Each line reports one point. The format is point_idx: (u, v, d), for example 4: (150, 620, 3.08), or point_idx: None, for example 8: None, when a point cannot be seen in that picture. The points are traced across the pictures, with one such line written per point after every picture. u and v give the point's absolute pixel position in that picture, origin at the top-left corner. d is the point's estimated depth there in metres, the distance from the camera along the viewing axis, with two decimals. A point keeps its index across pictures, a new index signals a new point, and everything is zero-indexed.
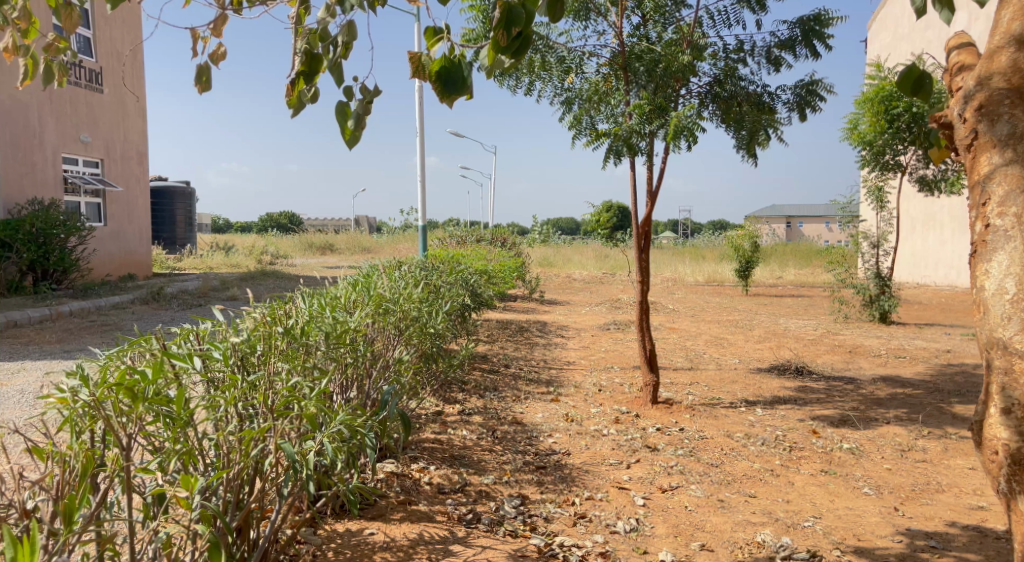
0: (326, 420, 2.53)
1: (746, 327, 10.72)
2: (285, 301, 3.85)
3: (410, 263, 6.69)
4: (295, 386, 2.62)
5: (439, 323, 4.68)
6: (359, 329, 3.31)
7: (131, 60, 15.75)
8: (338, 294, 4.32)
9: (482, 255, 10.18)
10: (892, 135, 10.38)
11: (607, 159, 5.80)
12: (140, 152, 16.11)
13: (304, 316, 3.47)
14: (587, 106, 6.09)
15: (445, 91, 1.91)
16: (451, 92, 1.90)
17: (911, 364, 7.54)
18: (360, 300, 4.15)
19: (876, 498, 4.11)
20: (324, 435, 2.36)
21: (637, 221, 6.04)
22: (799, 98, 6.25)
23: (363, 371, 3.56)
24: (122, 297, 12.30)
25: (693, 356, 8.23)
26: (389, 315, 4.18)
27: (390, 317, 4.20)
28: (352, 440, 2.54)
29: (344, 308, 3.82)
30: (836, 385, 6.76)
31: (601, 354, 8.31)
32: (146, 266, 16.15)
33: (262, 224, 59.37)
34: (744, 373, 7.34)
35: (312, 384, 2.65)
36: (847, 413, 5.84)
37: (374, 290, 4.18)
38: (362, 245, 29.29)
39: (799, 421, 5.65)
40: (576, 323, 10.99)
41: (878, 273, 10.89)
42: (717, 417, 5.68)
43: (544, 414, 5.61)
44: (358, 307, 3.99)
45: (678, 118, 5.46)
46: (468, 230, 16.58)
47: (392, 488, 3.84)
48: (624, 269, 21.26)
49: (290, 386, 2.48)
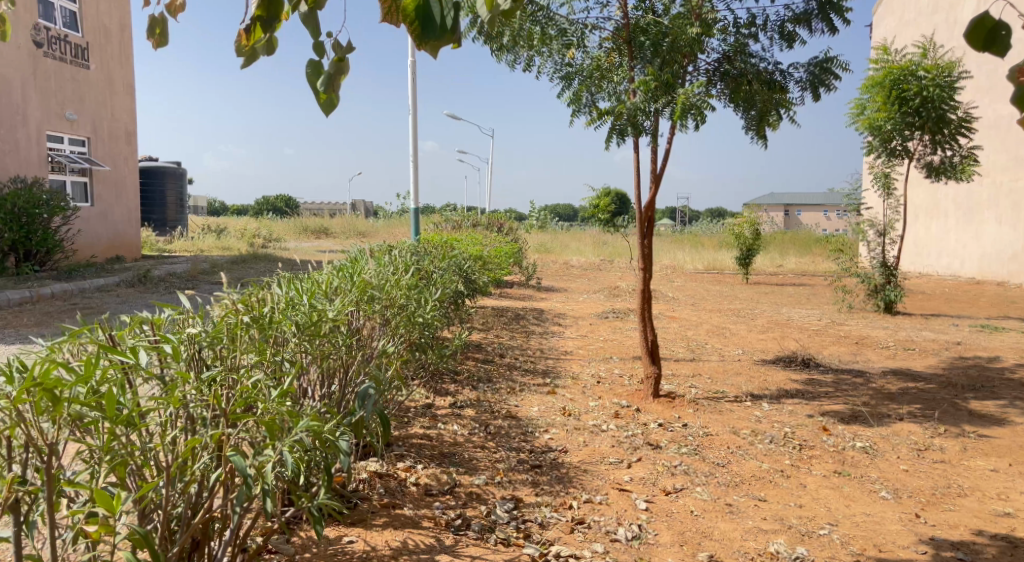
0: (290, 425, 2.20)
1: (748, 316, 10.45)
2: (259, 287, 3.54)
3: (402, 247, 6.37)
4: (258, 385, 2.30)
5: (428, 311, 4.34)
6: (341, 319, 3.03)
7: (119, 36, 15.37)
8: (319, 279, 4.00)
9: (478, 240, 9.88)
10: (902, 121, 10.06)
11: (609, 139, 5.50)
12: (129, 131, 15.75)
13: (279, 304, 3.17)
14: (587, 82, 5.78)
15: (421, 36, 1.55)
16: (431, 39, 1.54)
17: (922, 357, 7.26)
18: (344, 284, 3.86)
19: (894, 503, 3.83)
20: (283, 444, 2.03)
21: (640, 204, 5.72)
22: (812, 76, 5.92)
23: (341, 364, 3.23)
24: (107, 280, 11.96)
25: (695, 347, 7.94)
26: (373, 299, 3.90)
27: (377, 303, 3.91)
28: (319, 448, 2.21)
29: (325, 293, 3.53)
30: (844, 378, 6.48)
31: (599, 344, 8.05)
32: (135, 249, 15.82)
33: (257, 207, 59.08)
34: (749, 365, 7.06)
35: (277, 383, 2.33)
36: (858, 409, 5.57)
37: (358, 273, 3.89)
38: (357, 229, 28.95)
39: (807, 416, 5.39)
40: (574, 310, 10.71)
41: (883, 263, 10.62)
42: (722, 411, 5.41)
43: (540, 408, 5.32)
44: (340, 294, 3.68)
45: (685, 98, 5.14)
46: (464, 214, 16.23)
47: (375, 490, 3.56)
48: (622, 257, 20.97)
49: (250, 385, 2.17)
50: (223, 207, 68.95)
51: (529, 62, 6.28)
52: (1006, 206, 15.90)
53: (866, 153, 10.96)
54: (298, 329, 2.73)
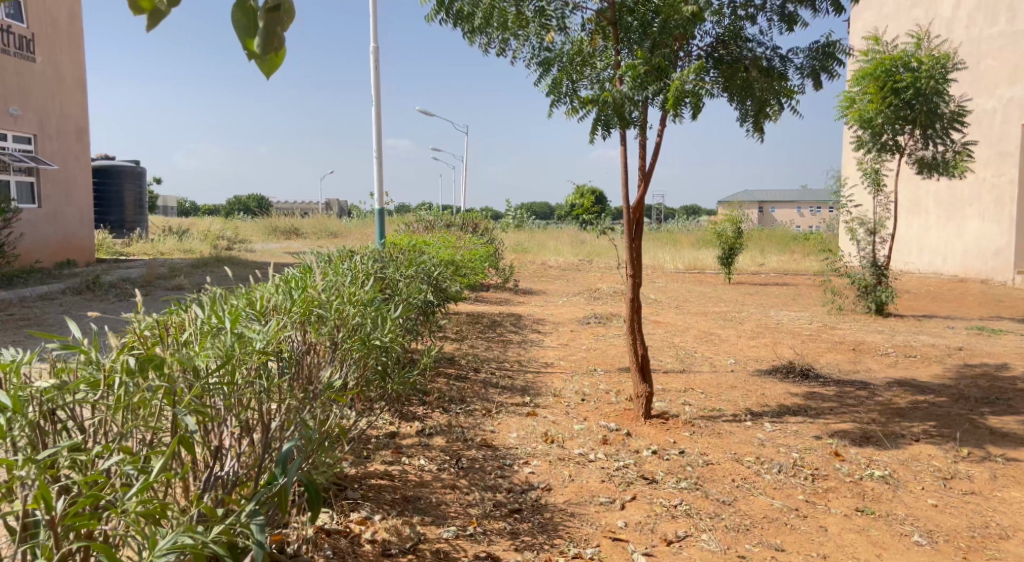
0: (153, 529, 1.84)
1: (736, 320, 9.97)
2: (181, 307, 3.00)
3: (364, 252, 5.74)
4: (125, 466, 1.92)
5: (386, 332, 3.74)
6: (265, 354, 2.50)
7: (68, 26, 14.51)
8: (256, 294, 3.40)
9: (450, 243, 9.26)
10: (893, 115, 9.66)
11: (594, 131, 4.96)
12: (79, 127, 14.90)
13: (200, 334, 2.65)
14: (568, 68, 5.20)
15: None
16: None
17: (926, 365, 6.79)
18: (284, 300, 3.26)
19: (931, 551, 3.30)
20: None
21: (628, 203, 5.15)
22: (814, 63, 5.39)
23: (283, 405, 2.69)
24: (52, 287, 11.15)
25: (684, 356, 7.40)
26: (317, 315, 3.33)
27: (324, 321, 3.33)
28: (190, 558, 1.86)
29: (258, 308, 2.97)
30: (848, 391, 5.97)
31: (582, 354, 7.49)
32: (87, 252, 14.98)
33: (229, 207, 58.10)
34: (743, 377, 6.53)
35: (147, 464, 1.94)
36: (869, 428, 5.05)
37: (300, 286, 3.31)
38: (328, 229, 28.11)
39: (814, 438, 4.86)
40: (554, 315, 10.14)
41: (873, 262, 10.19)
42: (721, 434, 4.86)
43: (519, 434, 4.74)
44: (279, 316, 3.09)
45: (679, 86, 4.59)
46: (438, 214, 15.57)
47: (321, 553, 2.93)
48: (601, 256, 20.44)
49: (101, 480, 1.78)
50: (192, 208, 67.37)
51: (504, 47, 5.70)
52: (989, 202, 15.64)
53: (854, 149, 10.55)
54: (206, 373, 2.19)
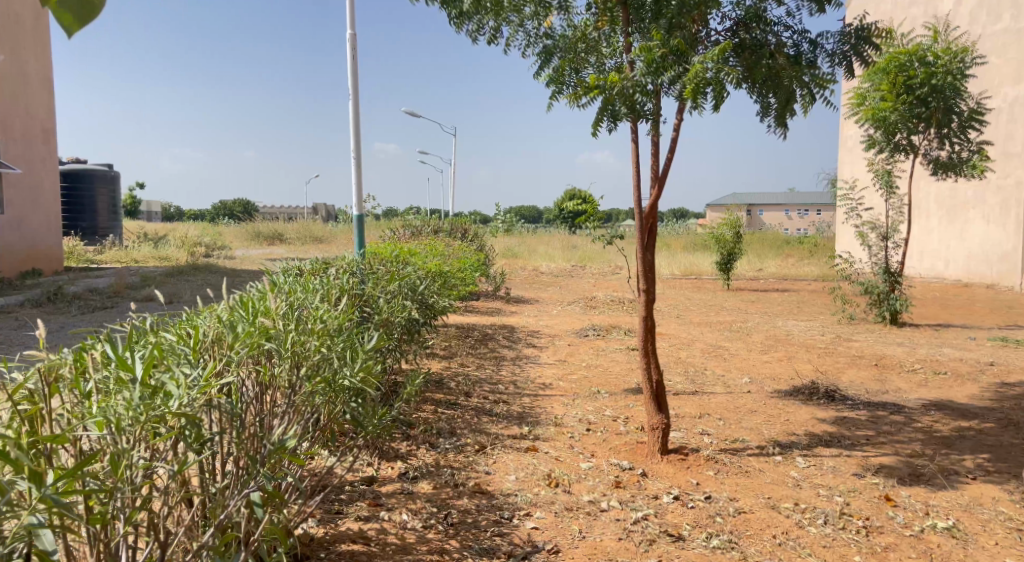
0: None
1: (744, 331, 9.36)
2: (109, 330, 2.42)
3: (341, 264, 5.06)
4: None
5: (356, 370, 2.98)
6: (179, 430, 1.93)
7: (33, 23, 13.77)
8: (205, 320, 2.75)
9: (437, 250, 8.59)
10: (907, 113, 9.12)
11: (599, 124, 4.34)
12: (46, 129, 14.15)
13: (111, 384, 2.07)
14: (569, 56, 4.67)
15: None
16: None
17: (960, 384, 6.19)
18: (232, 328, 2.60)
19: None
20: None
21: (640, 207, 4.53)
22: (845, 48, 4.79)
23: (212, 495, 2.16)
24: (10, 300, 10.40)
25: (693, 375, 6.76)
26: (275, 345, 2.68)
27: (281, 353, 2.69)
28: None
29: (190, 340, 2.34)
30: (882, 416, 5.36)
31: (582, 373, 6.85)
32: (55, 261, 14.23)
33: (215, 212, 57.35)
34: (761, 399, 5.91)
35: None
36: (916, 462, 4.43)
37: (253, 311, 2.66)
38: (314, 235, 27.30)
39: (855, 476, 4.22)
40: (548, 327, 9.50)
41: (886, 268, 9.59)
42: (750, 473, 4.23)
43: (519, 476, 4.10)
44: (222, 357, 2.47)
45: (700, 71, 3.96)
46: (424, 218, 14.90)
47: None
48: (594, 262, 19.82)
49: None
50: (177, 213, 66.52)
51: (498, 34, 5.07)
52: (993, 204, 15.19)
53: (865, 149, 10.01)
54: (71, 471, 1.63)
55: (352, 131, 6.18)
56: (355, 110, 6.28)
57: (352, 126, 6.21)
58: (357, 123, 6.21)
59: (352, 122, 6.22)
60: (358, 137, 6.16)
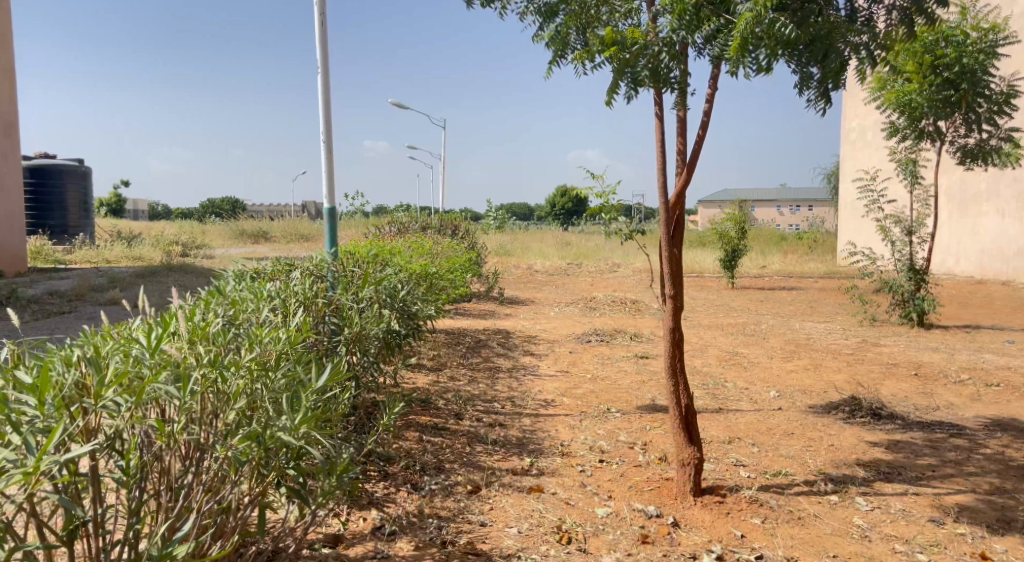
0: None
1: (758, 335, 8.60)
2: None
3: (307, 265, 4.26)
4: None
5: (298, 420, 2.07)
6: None
7: None
8: (121, 341, 2.09)
9: (424, 249, 7.79)
10: (935, 96, 8.39)
11: (617, 95, 3.57)
12: (7, 122, 13.21)
13: None
14: (578, 14, 3.90)
15: None
16: None
17: (1019, 398, 5.44)
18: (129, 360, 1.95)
19: None
20: None
21: (665, 197, 3.75)
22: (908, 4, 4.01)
23: None
24: None
25: (714, 389, 5.97)
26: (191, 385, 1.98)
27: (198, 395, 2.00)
28: None
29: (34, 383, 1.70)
30: (942, 439, 4.60)
31: (587, 387, 6.06)
32: (17, 262, 13.31)
33: (202, 210, 56.45)
34: (796, 417, 5.14)
35: None
36: (1001, 503, 3.67)
37: (160, 340, 2.00)
38: (299, 232, 26.36)
39: (933, 523, 3.44)
40: (546, 331, 8.69)
41: (912, 266, 8.84)
42: (804, 519, 3.45)
43: (521, 528, 3.31)
44: (97, 409, 1.82)
45: (746, 24, 3.20)
46: (412, 215, 14.06)
47: None
48: (590, 259, 19.03)
49: None
50: (163, 212, 65.45)
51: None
52: (1008, 197, 14.48)
53: (887, 137, 9.27)
54: None
55: (322, 113, 5.38)
56: (325, 89, 5.48)
57: (323, 107, 5.40)
58: (328, 105, 5.40)
59: (322, 103, 5.43)
60: (328, 120, 5.36)
